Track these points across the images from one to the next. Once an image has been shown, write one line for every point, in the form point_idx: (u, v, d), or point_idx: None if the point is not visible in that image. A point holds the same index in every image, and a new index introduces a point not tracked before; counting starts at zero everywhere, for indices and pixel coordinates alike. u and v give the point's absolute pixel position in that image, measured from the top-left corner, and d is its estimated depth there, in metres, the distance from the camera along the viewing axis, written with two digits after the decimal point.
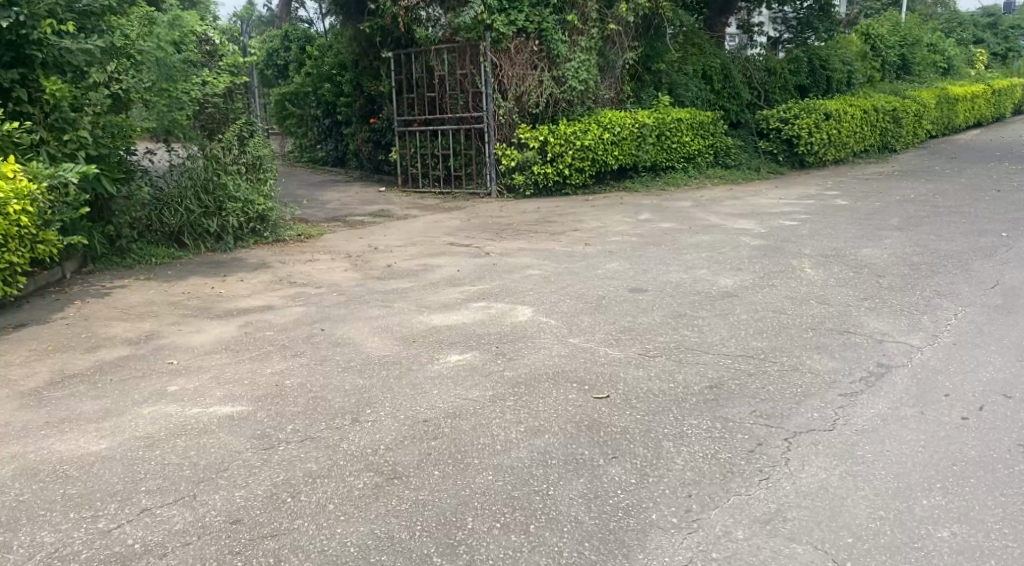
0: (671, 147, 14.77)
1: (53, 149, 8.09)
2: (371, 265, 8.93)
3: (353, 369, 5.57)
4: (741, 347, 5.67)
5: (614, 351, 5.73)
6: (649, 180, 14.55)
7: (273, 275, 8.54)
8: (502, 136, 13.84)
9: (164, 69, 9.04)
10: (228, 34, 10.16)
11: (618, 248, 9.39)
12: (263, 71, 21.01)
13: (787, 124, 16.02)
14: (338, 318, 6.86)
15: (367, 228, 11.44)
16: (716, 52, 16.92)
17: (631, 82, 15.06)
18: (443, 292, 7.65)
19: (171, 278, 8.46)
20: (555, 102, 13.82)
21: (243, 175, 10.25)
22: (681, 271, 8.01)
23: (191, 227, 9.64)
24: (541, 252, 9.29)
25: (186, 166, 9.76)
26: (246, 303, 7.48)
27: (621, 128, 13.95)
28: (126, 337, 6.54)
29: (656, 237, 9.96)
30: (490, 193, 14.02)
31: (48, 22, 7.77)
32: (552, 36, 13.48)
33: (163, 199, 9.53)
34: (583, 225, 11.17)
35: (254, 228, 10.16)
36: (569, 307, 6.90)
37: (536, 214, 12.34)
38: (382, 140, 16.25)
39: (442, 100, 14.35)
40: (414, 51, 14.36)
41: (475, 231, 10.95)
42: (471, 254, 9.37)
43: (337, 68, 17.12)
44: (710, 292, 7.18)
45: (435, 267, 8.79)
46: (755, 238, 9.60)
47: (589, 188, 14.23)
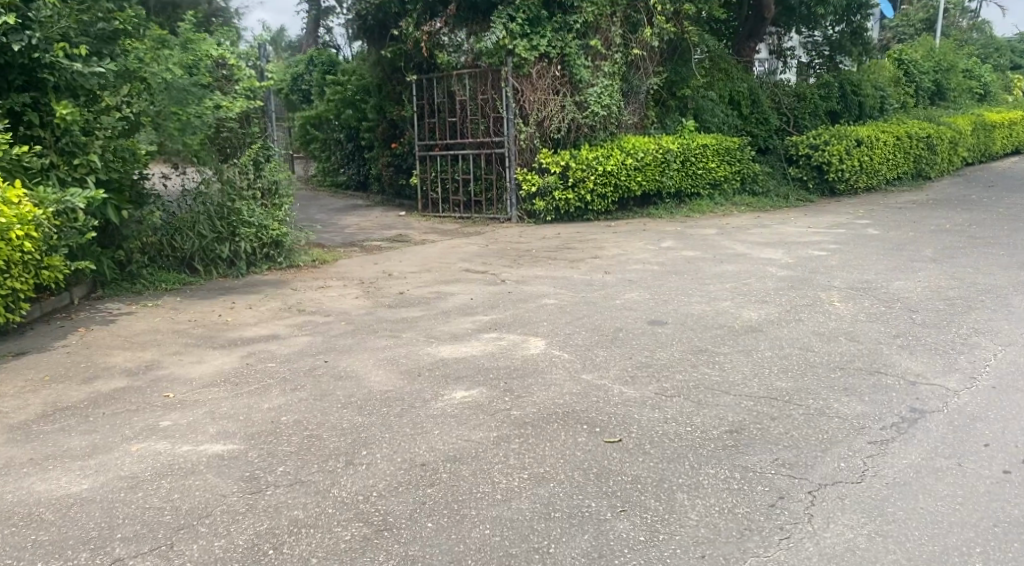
0: (696, 173, 14.46)
1: (63, 173, 8.00)
2: (383, 293, 8.71)
3: (353, 406, 5.31)
4: (763, 388, 5.34)
5: (629, 389, 5.42)
6: (673, 206, 14.24)
7: (282, 302, 8.34)
8: (523, 161, 13.63)
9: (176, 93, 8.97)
10: (245, 58, 10.12)
11: (639, 276, 9.10)
12: (289, 96, 21.04)
13: (817, 150, 15.72)
14: (344, 349, 6.63)
15: (384, 254, 11.25)
16: (743, 77, 16.64)
17: (656, 107, 14.82)
18: (454, 322, 7.40)
19: (179, 305, 8.29)
20: (577, 127, 13.59)
21: (259, 201, 10.14)
22: (704, 303, 7.70)
23: (203, 252, 9.53)
24: (559, 281, 9.03)
25: (200, 191, 9.68)
26: (252, 332, 7.27)
27: (645, 153, 13.69)
28: (125, 367, 6.34)
29: (679, 266, 9.65)
30: (510, 219, 13.79)
31: (59, 46, 7.72)
32: (574, 61, 13.32)
33: (176, 223, 9.45)
34: (604, 252, 10.89)
35: (269, 253, 10.02)
36: (584, 339, 6.62)
37: (556, 241, 12.07)
38: (404, 165, 16.10)
39: (463, 125, 14.20)
40: (436, 76, 14.27)
41: (493, 258, 10.70)
42: (487, 282, 9.12)
43: (360, 93, 17.05)
44: (732, 326, 6.86)
45: (448, 296, 8.54)
46: (781, 268, 9.26)
47: (612, 215, 13.96)
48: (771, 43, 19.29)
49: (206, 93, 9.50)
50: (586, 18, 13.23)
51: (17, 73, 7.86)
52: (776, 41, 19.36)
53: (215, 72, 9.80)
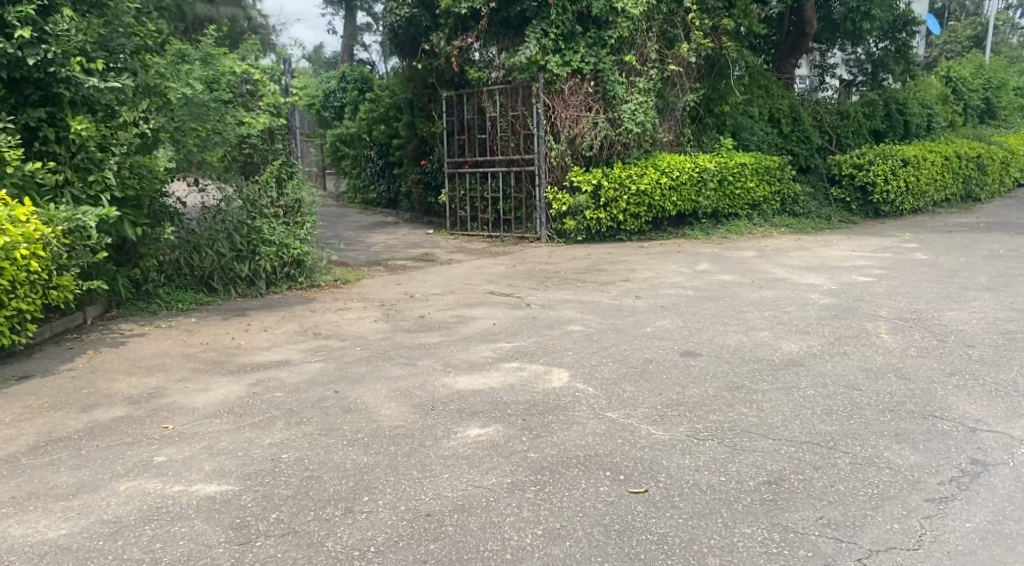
0: (734, 193, 13.98)
1: (77, 190, 7.75)
2: (404, 316, 8.37)
3: (359, 443, 4.95)
4: (805, 432, 4.88)
5: (657, 431, 5.00)
6: (710, 227, 13.77)
7: (298, 324, 8.03)
8: (554, 179, 13.26)
9: (194, 109, 8.79)
10: (269, 74, 9.92)
11: (673, 302, 8.67)
12: (321, 111, 20.90)
13: (860, 170, 15.19)
14: (357, 378, 6.29)
15: (408, 274, 10.94)
16: (784, 95, 16.20)
17: (693, 124, 14.33)
18: (475, 349, 7.03)
19: (193, 326, 8.02)
20: (610, 144, 13.20)
21: (281, 219, 9.89)
22: (740, 333, 7.26)
23: (222, 271, 9.29)
24: (588, 306, 8.63)
25: (220, 208, 9.45)
26: (263, 358, 6.96)
27: (680, 172, 13.27)
28: (128, 394, 6.05)
29: (715, 291, 9.21)
30: (540, 238, 13.43)
31: (75, 60, 7.53)
32: (607, 77, 12.98)
33: (195, 241, 9.22)
34: (636, 275, 10.46)
35: (290, 273, 9.76)
36: (611, 372, 6.21)
37: (586, 262, 11.68)
38: (433, 183, 15.81)
39: (493, 142, 13.88)
40: (466, 93, 14.02)
41: (520, 279, 10.33)
42: (513, 306, 8.75)
43: (391, 109, 16.83)
44: (771, 360, 6.41)
45: (471, 320, 8.19)
46: (824, 295, 8.78)
47: (646, 235, 13.53)
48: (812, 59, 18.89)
49: (227, 109, 9.29)
50: (620, 33, 12.86)
51: (33, 88, 7.67)
52: (820, 58, 18.94)
53: (239, 88, 9.60)
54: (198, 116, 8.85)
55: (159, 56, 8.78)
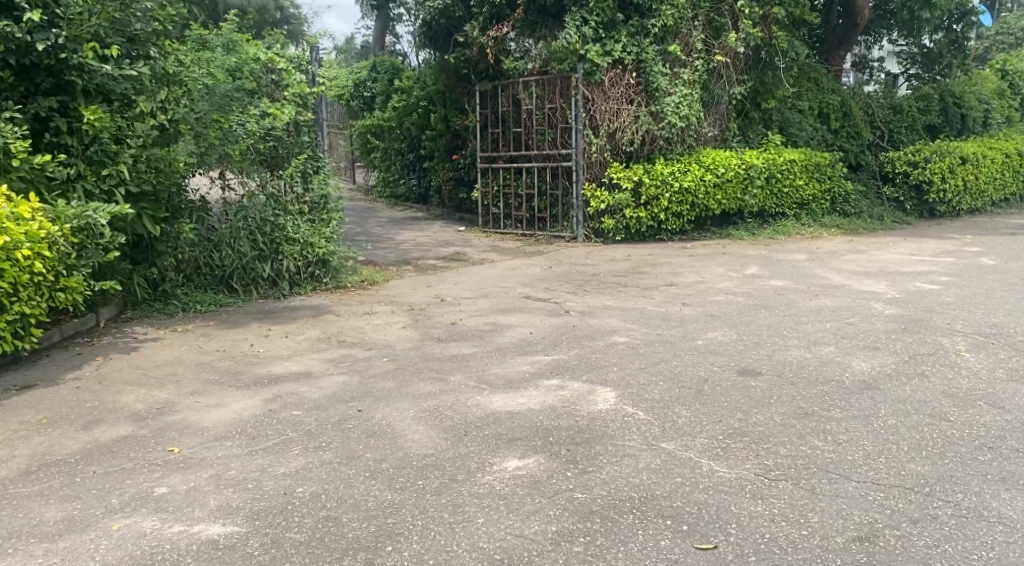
0: (782, 192, 13.28)
1: (91, 184, 7.27)
2: (434, 323, 7.82)
3: (382, 476, 4.40)
4: (895, 473, 4.30)
5: (721, 467, 4.42)
6: (756, 227, 13.09)
7: (322, 331, 7.51)
8: (592, 175, 12.64)
9: (216, 99, 8.32)
10: (295, 64, 9.35)
11: (724, 311, 8.04)
12: (349, 102, 20.38)
13: (916, 167, 14.46)
14: (382, 394, 5.73)
15: (439, 274, 10.41)
16: (835, 88, 15.38)
17: (738, 118, 13.69)
18: (511, 363, 6.45)
19: (210, 330, 7.52)
20: (652, 139, 12.55)
21: (306, 217, 9.37)
22: (802, 350, 6.62)
23: (243, 271, 8.77)
24: (632, 313, 8.02)
25: (243, 204, 8.88)
26: (282, 369, 6.43)
27: (726, 169, 12.60)
28: (133, 409, 5.54)
29: (768, 299, 8.56)
30: (575, 237, 12.81)
31: (89, 46, 7.02)
32: (650, 67, 12.36)
33: (216, 239, 8.69)
34: (681, 279, 9.83)
35: (314, 273, 9.24)
36: (663, 394, 5.61)
37: (626, 264, 11.06)
38: (466, 178, 15.24)
39: (529, 136, 13.27)
40: (501, 84, 13.40)
41: (557, 282, 9.74)
42: (550, 312, 8.16)
43: (422, 100, 16.26)
44: (841, 383, 5.78)
45: (506, 328, 7.62)
46: (889, 304, 8.10)
47: (688, 235, 12.90)
48: (857, 52, 18.33)
49: (250, 99, 8.78)
50: (665, 21, 12.32)
51: (44, 75, 7.17)
52: (862, 51, 18.31)
53: (263, 77, 9.01)
54: (219, 106, 8.33)
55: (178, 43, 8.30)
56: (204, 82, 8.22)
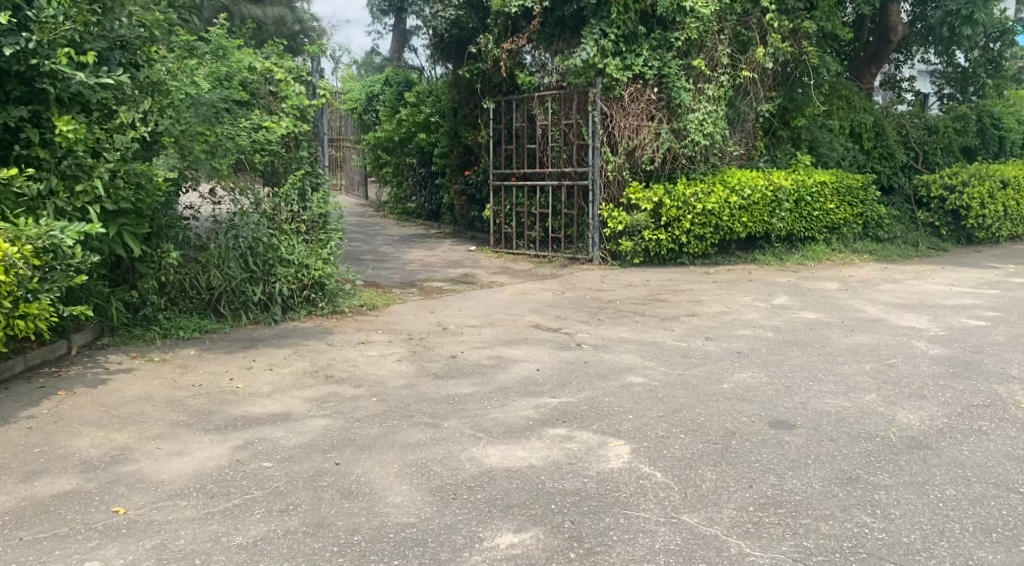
0: (811, 215, 12.59)
1: (62, 202, 6.66)
2: (433, 355, 7.17)
3: (352, 552, 3.76)
4: (960, 563, 3.63)
5: (752, 550, 3.75)
6: (783, 252, 12.43)
7: (309, 364, 6.89)
8: (609, 195, 12.01)
9: (202, 109, 7.67)
10: (296, 74, 8.74)
11: (751, 348, 7.36)
12: (362, 116, 19.88)
13: (952, 191, 13.81)
14: (365, 443, 5.09)
15: (444, 299, 9.79)
16: (867, 107, 14.64)
17: (764, 137, 13.06)
18: (513, 406, 5.78)
19: (189, 362, 6.91)
20: (674, 157, 11.91)
21: (302, 236, 8.76)
22: (840, 398, 5.92)
23: (233, 294, 8.12)
24: (650, 348, 7.35)
25: (233, 222, 8.28)
26: (260, 409, 5.80)
27: (752, 191, 11.96)
28: (85, 456, 4.91)
29: (799, 335, 7.88)
30: (591, 260, 12.15)
31: (62, 52, 6.44)
32: (673, 83, 11.69)
33: (203, 260, 8.03)
34: (704, 308, 9.15)
35: (310, 297, 8.61)
36: (685, 451, 4.94)
37: (645, 290, 10.40)
38: (478, 196, 14.63)
39: (544, 153, 12.66)
40: (515, 99, 12.80)
41: (570, 310, 9.08)
42: (561, 345, 7.50)
43: (435, 114, 15.71)
44: (887, 439, 5.08)
45: (511, 362, 6.97)
46: (933, 343, 7.40)
47: (711, 259, 12.25)
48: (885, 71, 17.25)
49: (242, 111, 8.22)
50: (689, 34, 11.64)
51: (15, 82, 6.64)
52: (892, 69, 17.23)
53: (260, 87, 8.47)
54: (207, 117, 7.72)
55: (166, 49, 7.76)
56: (187, 90, 7.52)
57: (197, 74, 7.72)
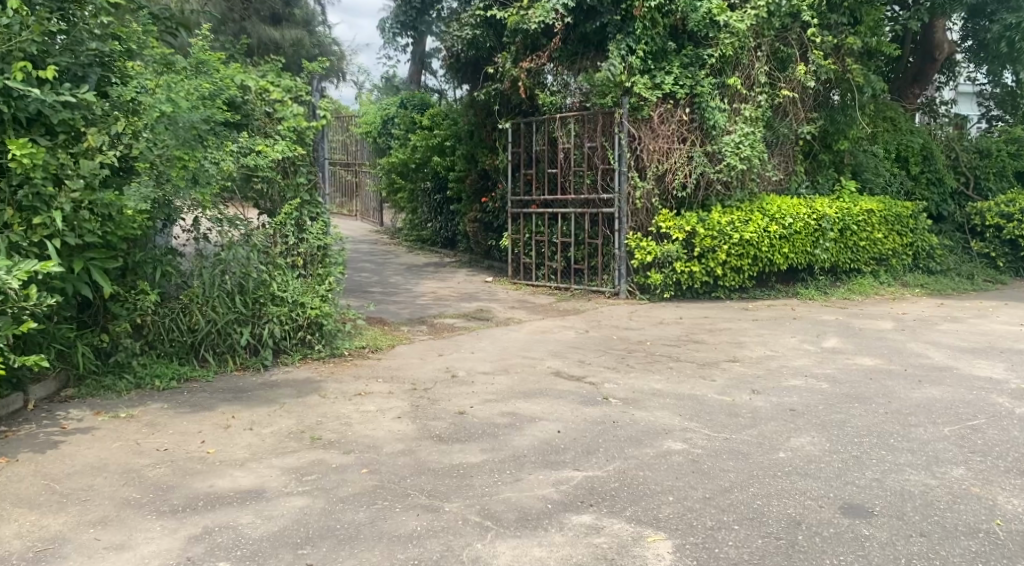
0: (857, 246, 11.69)
1: (17, 236, 5.84)
2: (438, 411, 6.25)
3: None
4: None
5: None
6: (827, 285, 11.51)
7: (296, 423, 5.99)
8: (637, 223, 11.06)
9: (181, 131, 6.62)
10: (293, 94, 7.93)
11: (805, 406, 6.40)
12: (377, 140, 19.15)
13: (1009, 220, 12.86)
14: (347, 535, 4.20)
15: (457, 338, 8.88)
16: (914, 129, 13.65)
17: (805, 161, 12.12)
18: (529, 482, 4.85)
19: (158, 419, 6.03)
20: (708, 183, 10.98)
21: (297, 272, 7.91)
22: (921, 473, 4.94)
23: (217, 337, 7.27)
24: (688, 405, 6.40)
25: (221, 256, 7.36)
26: (228, 483, 4.91)
27: (794, 219, 11.08)
28: (5, 551, 4.05)
29: (858, 388, 6.91)
30: (617, 293, 11.18)
31: (17, 66, 5.71)
32: (706, 102, 10.81)
33: (185, 299, 7.16)
34: (746, 352, 8.20)
35: (305, 338, 7.73)
36: (741, 550, 4.02)
37: (678, 328, 9.44)
38: (495, 224, 13.75)
39: (566, 179, 11.76)
40: (535, 120, 11.94)
41: (596, 354, 8.14)
42: (585, 399, 6.56)
43: (451, 138, 14.93)
44: (992, 535, 4.13)
45: (528, 420, 6.03)
46: (1019, 399, 6.40)
47: (748, 292, 11.30)
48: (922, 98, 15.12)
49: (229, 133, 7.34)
50: (723, 50, 10.76)
51: None
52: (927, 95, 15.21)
53: (254, 108, 7.66)
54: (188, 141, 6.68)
55: (142, 62, 6.91)
56: (162, 106, 6.55)
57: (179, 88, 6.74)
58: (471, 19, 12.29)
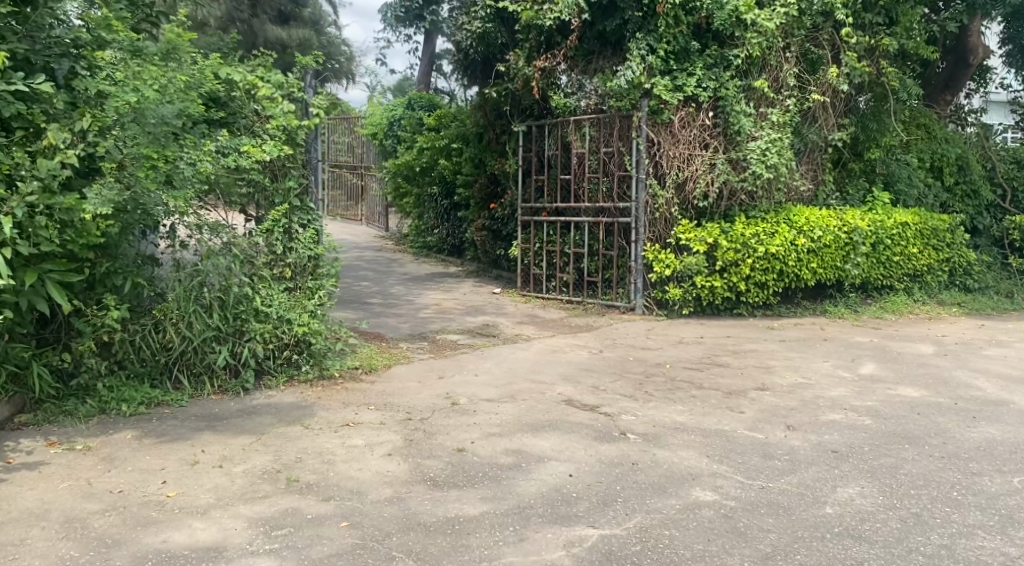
0: (890, 262, 10.96)
1: None
2: (434, 447, 5.55)
3: None
4: None
5: None
6: (858, 303, 10.79)
7: (272, 460, 5.30)
8: (655, 234, 10.33)
9: (152, 128, 5.84)
10: (284, 91, 7.24)
11: (848, 446, 5.65)
12: (382, 142, 18.48)
13: None
14: None
15: (459, 357, 8.18)
16: (949, 137, 12.86)
17: (834, 170, 11.40)
18: (536, 543, 4.16)
19: (118, 451, 5.35)
20: (731, 193, 10.25)
21: (285, 284, 7.24)
22: (997, 541, 4.24)
23: (193, 356, 6.60)
24: (716, 444, 5.69)
25: (199, 266, 6.66)
26: (183, 539, 4.22)
27: (824, 232, 10.35)
28: None
29: (906, 425, 6.18)
30: (632, 308, 10.44)
31: None
32: (731, 106, 10.08)
33: (158, 314, 6.49)
34: (776, 379, 7.45)
35: (291, 358, 7.05)
36: None
37: (700, 349, 8.72)
38: (503, 232, 13.03)
39: (579, 186, 11.04)
40: (548, 124, 11.25)
41: (610, 378, 7.42)
42: (599, 434, 5.85)
43: (458, 140, 14.24)
44: None
45: (534, 459, 5.32)
46: None
47: (773, 309, 10.56)
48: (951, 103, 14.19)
49: (200, 133, 6.56)
50: (750, 51, 10.05)
51: None
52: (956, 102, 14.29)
53: (242, 106, 7.00)
54: (158, 139, 5.88)
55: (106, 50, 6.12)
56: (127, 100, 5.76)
57: (143, 74, 5.97)
58: (482, 12, 11.64)
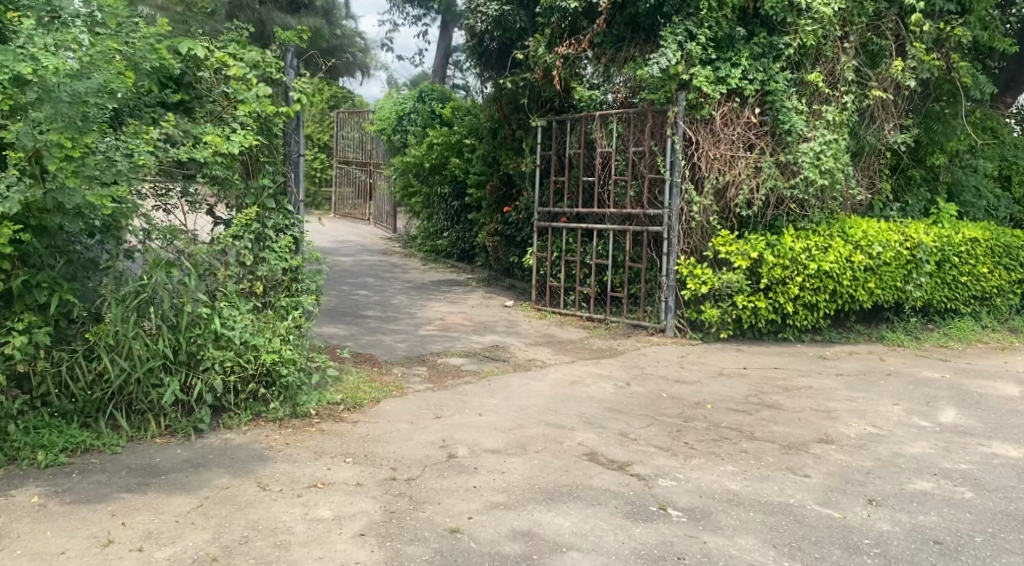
0: (955, 282, 9.69)
1: None
2: (420, 523, 4.32)
3: None
4: None
5: None
6: (919, 329, 9.52)
7: (209, 539, 4.10)
8: (690, 246, 9.01)
9: (66, 106, 4.56)
10: (260, 72, 5.99)
11: (954, 535, 4.39)
12: (391, 138, 17.30)
13: None
14: None
15: (461, 388, 6.93)
16: (1018, 144, 11.55)
17: (892, 177, 10.13)
18: None
19: (12, 523, 4.17)
20: (779, 201, 8.96)
21: (254, 301, 6.05)
22: None
23: (135, 393, 5.39)
24: (783, 526, 4.44)
25: (145, 281, 5.42)
26: None
27: (886, 248, 9.08)
28: None
29: (1020, 501, 4.89)
30: (662, 330, 9.16)
31: None
32: (781, 101, 8.78)
33: (92, 338, 5.28)
34: (842, 429, 6.18)
35: (257, 392, 5.83)
36: None
37: (744, 383, 7.45)
38: (517, 237, 11.77)
39: (604, 189, 9.77)
40: (569, 119, 10.00)
41: (641, 423, 6.17)
42: (633, 507, 4.61)
43: (472, 136, 13.12)
44: None
45: (549, 546, 4.10)
46: None
47: (823, 334, 9.27)
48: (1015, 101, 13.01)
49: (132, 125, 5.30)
50: (804, 39, 8.76)
51: None
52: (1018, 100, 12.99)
53: (207, 86, 5.80)
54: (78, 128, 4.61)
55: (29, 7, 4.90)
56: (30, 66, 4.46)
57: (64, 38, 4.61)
58: None
